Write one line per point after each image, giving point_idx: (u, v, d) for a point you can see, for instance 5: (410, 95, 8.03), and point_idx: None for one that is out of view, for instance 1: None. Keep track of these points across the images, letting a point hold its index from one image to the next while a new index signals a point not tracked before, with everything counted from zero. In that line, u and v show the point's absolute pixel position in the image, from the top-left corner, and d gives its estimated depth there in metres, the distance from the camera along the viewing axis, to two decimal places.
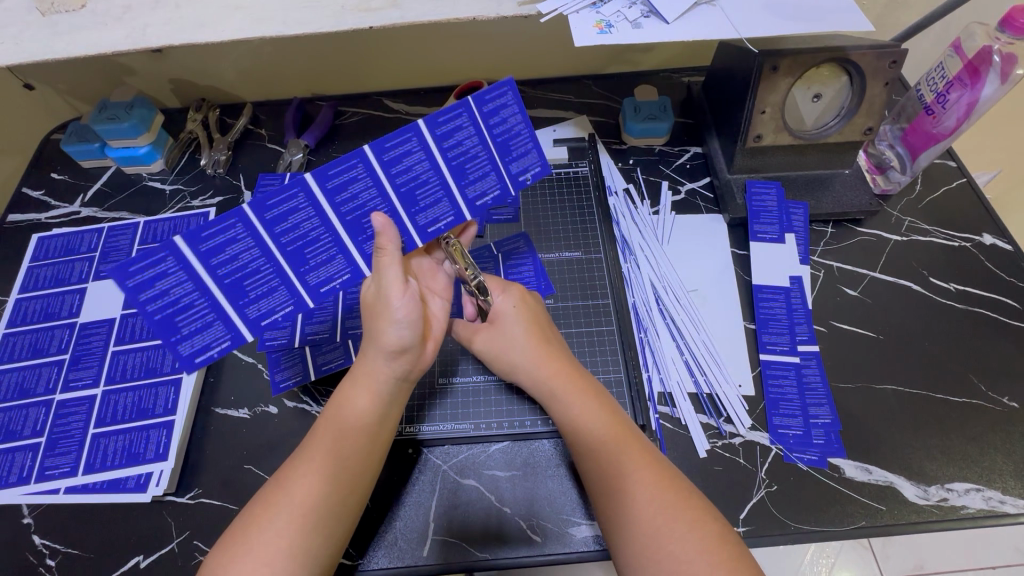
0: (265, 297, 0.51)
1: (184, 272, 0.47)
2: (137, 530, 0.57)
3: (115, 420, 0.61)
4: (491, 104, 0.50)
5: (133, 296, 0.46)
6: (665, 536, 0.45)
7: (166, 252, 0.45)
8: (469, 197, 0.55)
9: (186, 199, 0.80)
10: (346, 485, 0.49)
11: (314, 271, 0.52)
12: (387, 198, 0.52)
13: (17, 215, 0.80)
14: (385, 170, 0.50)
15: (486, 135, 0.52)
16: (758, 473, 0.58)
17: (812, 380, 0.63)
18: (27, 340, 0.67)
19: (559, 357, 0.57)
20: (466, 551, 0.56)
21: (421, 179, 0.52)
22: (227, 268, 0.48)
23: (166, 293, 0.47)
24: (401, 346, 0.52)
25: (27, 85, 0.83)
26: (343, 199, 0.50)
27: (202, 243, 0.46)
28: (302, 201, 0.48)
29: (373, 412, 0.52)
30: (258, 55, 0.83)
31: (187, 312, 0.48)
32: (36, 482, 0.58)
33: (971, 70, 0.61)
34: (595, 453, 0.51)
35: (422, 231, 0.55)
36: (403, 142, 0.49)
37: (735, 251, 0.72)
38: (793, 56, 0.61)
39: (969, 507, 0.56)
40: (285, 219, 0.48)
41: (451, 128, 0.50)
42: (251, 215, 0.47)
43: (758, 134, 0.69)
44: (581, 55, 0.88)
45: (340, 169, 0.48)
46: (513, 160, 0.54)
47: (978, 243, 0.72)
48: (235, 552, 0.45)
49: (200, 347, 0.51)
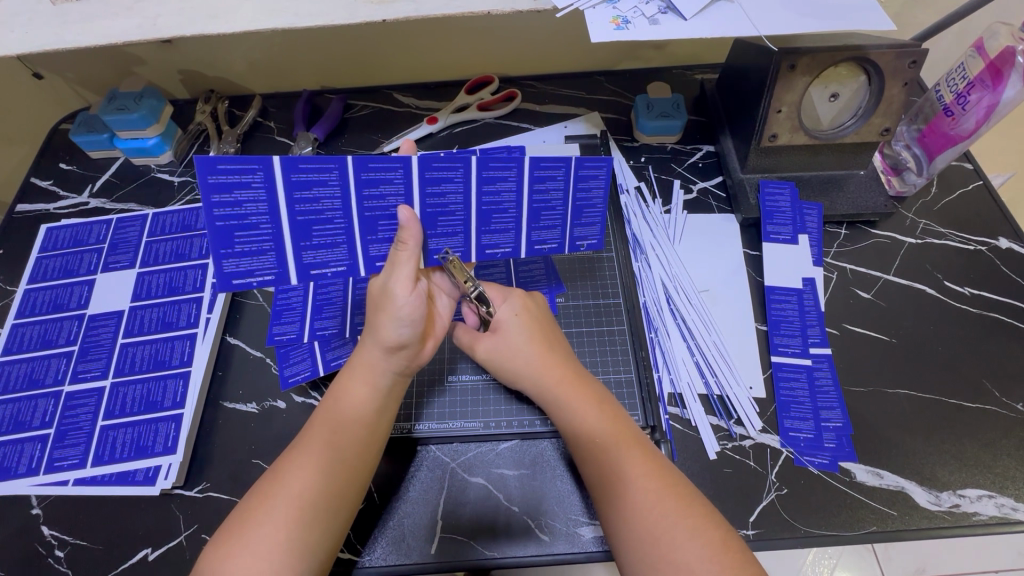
0: (325, 248, 0.52)
1: (266, 192, 0.47)
2: (145, 523, 0.57)
3: (124, 412, 0.61)
4: (588, 171, 0.53)
5: (209, 193, 0.45)
6: (670, 541, 0.45)
7: (259, 167, 0.45)
8: (532, 238, 0.58)
9: (194, 191, 0.79)
10: (346, 474, 0.50)
11: (378, 242, 0.53)
12: (467, 209, 0.54)
13: (26, 205, 0.80)
14: (478, 184, 0.52)
15: (569, 194, 0.55)
16: (768, 476, 0.58)
17: (824, 384, 0.62)
18: (37, 332, 0.67)
19: (559, 362, 0.57)
20: (475, 549, 0.56)
21: (501, 206, 0.55)
22: (305, 207, 0.49)
23: (239, 205, 0.47)
24: (399, 342, 0.52)
25: (36, 74, 0.82)
26: (433, 193, 0.51)
27: (296, 173, 0.46)
28: (398, 176, 0.49)
29: (369, 405, 0.52)
30: (268, 47, 0.82)
31: (249, 231, 0.48)
32: (44, 473, 0.58)
33: (993, 71, 0.60)
34: (596, 458, 0.51)
35: (479, 249, 0.57)
36: (503, 170, 0.52)
37: (747, 252, 0.72)
38: (812, 55, 0.60)
39: (981, 513, 0.56)
40: (375, 186, 0.49)
41: (546, 176, 0.53)
42: (350, 168, 0.47)
43: (773, 133, 0.68)
44: (594, 51, 0.88)
45: (445, 166, 0.50)
46: (579, 224, 0.58)
47: (993, 247, 0.71)
48: (233, 547, 0.45)
49: (243, 271, 0.51)
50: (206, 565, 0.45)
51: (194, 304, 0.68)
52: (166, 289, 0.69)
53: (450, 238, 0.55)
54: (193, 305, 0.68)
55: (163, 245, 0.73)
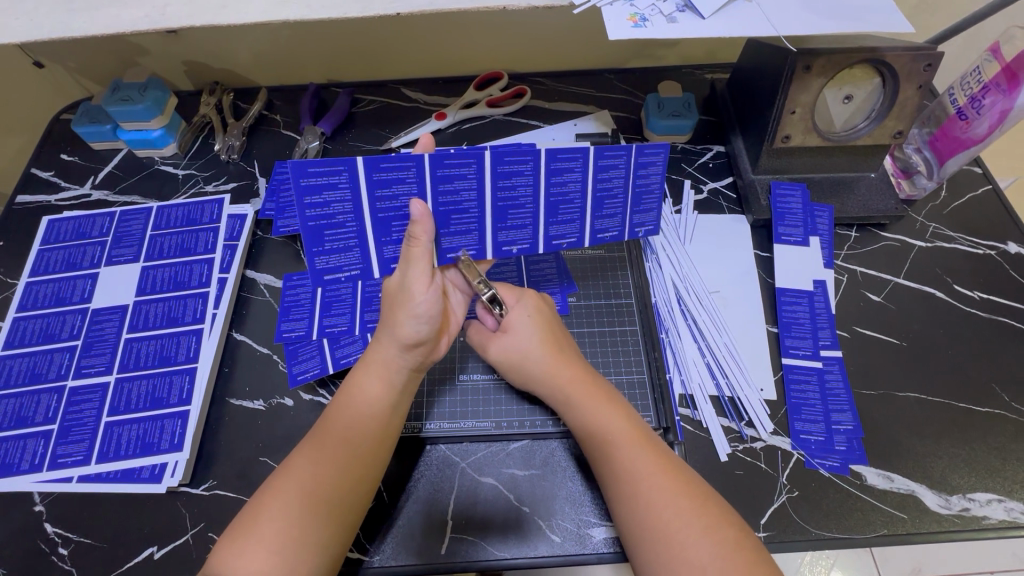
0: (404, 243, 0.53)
1: (350, 191, 0.48)
2: (151, 521, 0.56)
3: (129, 409, 0.60)
4: (649, 157, 0.53)
5: (301, 196, 0.48)
6: (681, 540, 0.45)
7: (345, 168, 0.47)
8: (595, 228, 0.57)
9: (199, 184, 0.78)
10: (360, 467, 0.49)
11: (451, 236, 0.54)
12: (536, 201, 0.54)
13: (26, 196, 0.78)
14: (546, 176, 0.53)
15: (630, 181, 0.55)
16: (779, 478, 0.58)
17: (835, 386, 0.62)
18: (39, 325, 0.65)
19: (564, 363, 0.57)
20: (485, 549, 0.56)
21: (567, 197, 0.55)
22: (386, 205, 0.50)
23: (327, 205, 0.49)
24: (417, 338, 0.51)
25: (37, 62, 0.81)
26: (504, 186, 0.52)
27: (378, 172, 0.48)
28: (472, 171, 0.50)
29: (383, 401, 0.52)
30: (274, 39, 0.81)
31: (336, 229, 0.50)
32: (48, 470, 0.57)
33: (1009, 75, 0.60)
34: (609, 458, 0.51)
35: (547, 241, 0.57)
36: (570, 160, 0.52)
37: (758, 253, 0.71)
38: (827, 56, 0.60)
39: (990, 517, 0.56)
40: (449, 181, 0.50)
41: (610, 165, 0.53)
42: (427, 165, 0.49)
43: (786, 134, 0.68)
44: (604, 48, 0.87)
45: (515, 159, 0.51)
46: (637, 211, 0.57)
47: (1003, 251, 0.72)
48: (244, 540, 0.44)
49: (332, 266, 0.53)
50: (214, 557, 0.44)
51: (200, 299, 0.67)
52: (172, 283, 0.68)
53: (521, 231, 0.56)
54: (200, 301, 0.67)
55: (168, 240, 0.72)
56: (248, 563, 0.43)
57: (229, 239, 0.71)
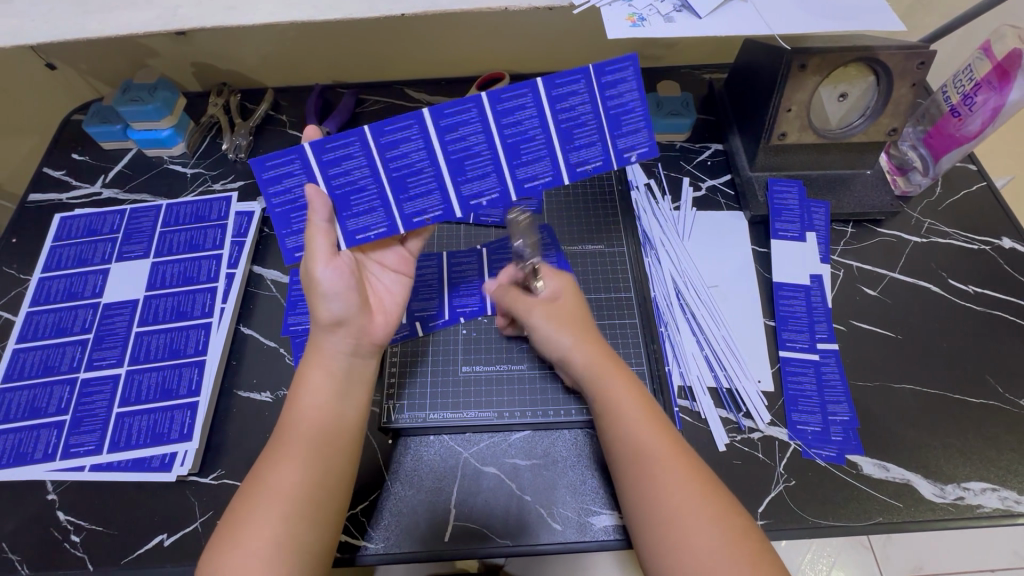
0: (422, 197, 0.55)
1: (366, 156, 0.53)
2: (161, 510, 0.57)
3: (139, 400, 0.62)
4: (612, 75, 0.52)
5: (264, 189, 0.53)
6: (684, 534, 0.46)
7: (356, 136, 0.52)
8: (570, 161, 0.55)
9: (207, 182, 0.80)
10: (322, 459, 0.50)
11: (470, 182, 0.55)
12: (493, 146, 0.54)
13: (39, 195, 0.80)
14: (496, 119, 0.53)
15: (598, 105, 0.53)
16: (776, 468, 0.59)
17: (831, 378, 0.63)
18: (51, 320, 0.67)
19: (594, 343, 0.58)
20: (487, 537, 0.57)
21: (580, 120, 0.53)
22: (397, 162, 0.53)
23: (289, 192, 0.53)
24: (335, 318, 0.53)
25: (49, 64, 0.83)
26: (509, 123, 0.53)
27: (383, 135, 0.52)
28: (473, 115, 0.52)
29: (329, 395, 0.52)
30: (281, 41, 0.83)
31: (361, 193, 0.54)
32: (60, 459, 0.59)
33: (1001, 73, 0.61)
34: (630, 435, 0.52)
35: (518, 185, 0.56)
36: (571, 82, 0.51)
37: (756, 248, 0.73)
38: (821, 55, 0.61)
39: (985, 506, 0.57)
40: (455, 129, 0.53)
41: (568, 92, 0.52)
42: (428, 118, 0.52)
43: (782, 132, 0.69)
44: (604, 49, 0.89)
45: (456, 109, 0.52)
46: (619, 134, 0.55)
47: (997, 247, 0.73)
48: (228, 547, 0.46)
49: (361, 227, 0.55)
50: (206, 565, 0.46)
51: (208, 294, 0.68)
52: (181, 279, 0.70)
53: (486, 180, 0.55)
54: (208, 295, 0.68)
55: (177, 236, 0.73)
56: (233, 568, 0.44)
57: (237, 236, 0.73)
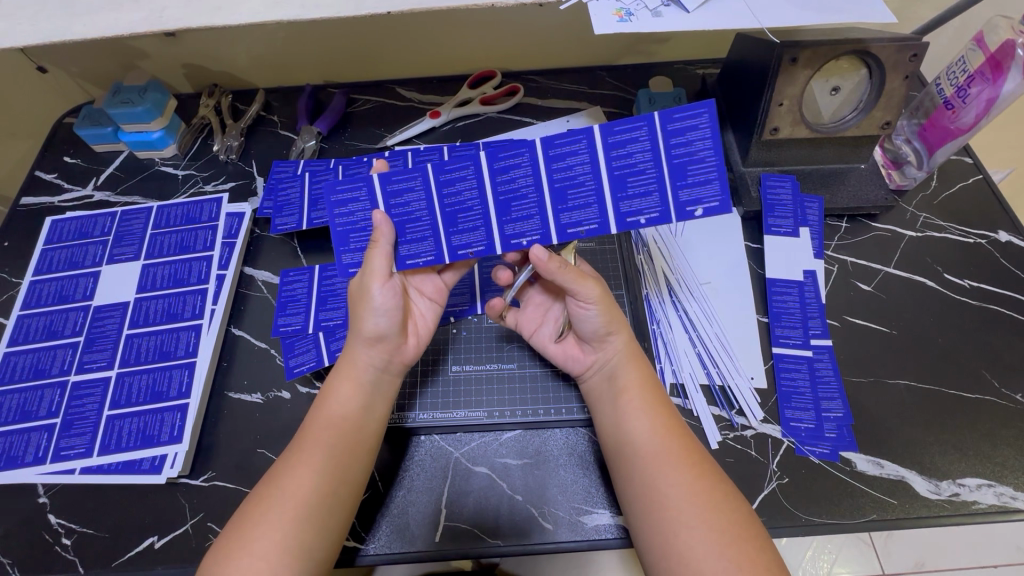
0: (415, 243, 0.53)
1: (372, 203, 0.52)
2: (152, 512, 0.57)
3: (130, 402, 0.62)
4: (678, 124, 0.47)
5: (331, 210, 0.53)
6: (677, 527, 0.45)
7: (363, 183, 0.51)
8: (622, 209, 0.50)
9: (198, 184, 0.80)
10: (342, 468, 0.50)
11: (459, 234, 0.52)
12: (540, 190, 0.50)
13: (31, 198, 0.80)
14: (546, 163, 0.49)
15: (659, 154, 0.48)
16: (770, 465, 0.58)
17: (825, 375, 0.63)
18: (42, 323, 0.67)
19: (627, 335, 0.57)
20: (478, 538, 0.56)
21: (576, 180, 0.50)
22: (398, 207, 0.52)
23: (352, 216, 0.53)
24: (377, 332, 0.54)
25: (40, 67, 0.82)
26: (503, 180, 0.50)
27: (389, 184, 0.51)
28: (471, 172, 0.50)
29: (354, 404, 0.53)
30: (271, 41, 0.82)
31: (361, 232, 0.54)
32: (51, 462, 0.59)
33: (994, 65, 0.60)
34: (632, 423, 0.52)
35: (562, 229, 0.51)
36: (573, 143, 0.48)
37: (749, 244, 0.72)
38: (813, 48, 0.60)
39: (980, 502, 0.56)
40: (452, 184, 0.50)
41: (626, 139, 0.48)
42: (430, 173, 0.50)
43: (775, 126, 0.68)
44: (596, 45, 0.88)
45: (510, 153, 0.49)
46: (682, 186, 0.49)
47: (993, 240, 0.72)
48: (235, 548, 0.45)
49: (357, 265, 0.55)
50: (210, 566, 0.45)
51: (199, 295, 0.68)
52: (172, 281, 0.69)
53: (528, 222, 0.51)
54: (199, 297, 0.68)
55: (168, 238, 0.73)
56: (240, 570, 0.44)
57: (228, 237, 0.73)
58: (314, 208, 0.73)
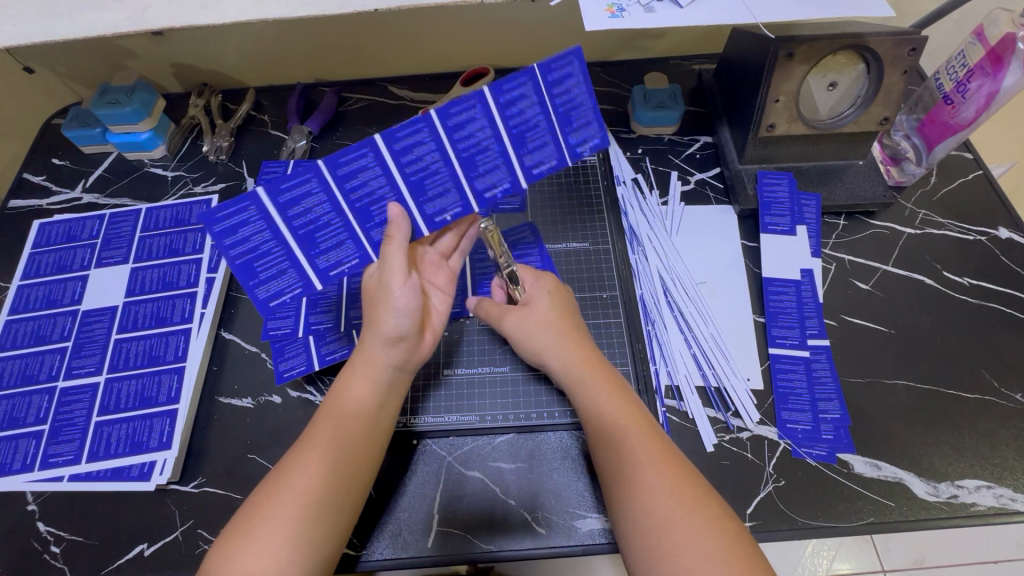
0: (334, 249, 0.52)
1: (264, 220, 0.49)
2: (141, 519, 0.57)
3: (119, 408, 0.61)
4: (557, 73, 0.48)
5: (219, 240, 0.49)
6: (662, 556, 0.44)
7: (250, 202, 0.47)
8: (527, 164, 0.53)
9: (188, 185, 0.79)
10: (350, 468, 0.49)
11: (378, 227, 0.53)
12: (448, 162, 0.51)
13: (18, 201, 0.79)
14: (446, 133, 0.49)
15: (546, 102, 0.50)
16: (766, 468, 0.58)
17: (822, 375, 0.62)
18: (30, 327, 0.66)
19: (578, 349, 0.57)
20: (471, 542, 0.56)
21: (480, 145, 0.51)
22: (299, 217, 0.49)
23: (247, 241, 0.49)
24: (399, 333, 0.52)
25: (27, 68, 0.81)
26: (409, 160, 0.50)
27: (281, 193, 0.48)
28: (371, 161, 0.49)
29: (369, 401, 0.52)
30: (260, 39, 0.81)
31: (264, 257, 0.50)
32: (39, 469, 0.58)
33: (994, 58, 0.59)
34: (617, 448, 0.50)
35: (480, 197, 0.54)
36: (464, 109, 0.48)
37: (745, 243, 0.71)
38: (809, 43, 0.59)
39: (978, 504, 0.56)
40: (353, 177, 0.49)
41: (513, 96, 0.48)
42: (325, 171, 0.48)
43: (771, 123, 0.67)
44: (590, 41, 0.87)
45: (408, 131, 0.48)
46: (572, 130, 0.52)
47: (993, 237, 0.71)
48: (240, 544, 0.44)
49: (275, 293, 0.52)
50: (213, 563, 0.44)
51: (188, 299, 0.68)
52: (160, 284, 0.69)
53: (495, 173, 0.52)
54: (188, 300, 0.67)
55: (157, 241, 0.72)
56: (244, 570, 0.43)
57: None
58: None
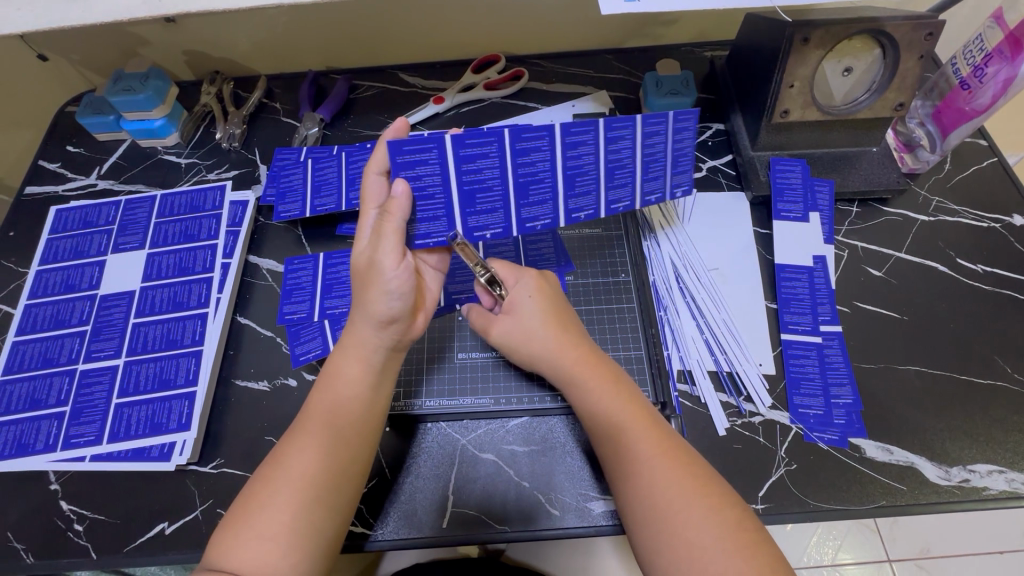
0: (485, 214, 0.55)
1: (440, 166, 0.50)
2: (162, 498, 0.58)
3: (138, 390, 0.62)
4: (683, 121, 0.54)
5: (396, 172, 0.50)
6: (661, 546, 0.45)
7: (435, 145, 0.48)
8: (645, 190, 0.58)
9: (202, 172, 0.79)
10: (347, 451, 0.50)
11: (529, 207, 0.56)
12: (598, 167, 0.55)
13: (34, 187, 0.80)
14: (604, 144, 0.53)
15: (671, 143, 0.55)
16: (777, 452, 0.58)
17: (834, 361, 0.62)
18: (49, 312, 0.67)
19: (578, 342, 0.57)
20: (484, 524, 0.57)
21: (621, 162, 0.55)
22: (471, 176, 0.51)
23: (420, 180, 0.50)
24: (391, 315, 0.51)
25: (41, 56, 0.82)
26: (571, 156, 0.53)
27: (463, 148, 0.49)
28: (546, 143, 0.51)
29: (365, 385, 0.52)
30: (272, 26, 0.81)
31: (427, 202, 0.52)
32: (61, 450, 0.59)
33: (1013, 42, 0.58)
34: (613, 437, 0.51)
35: (608, 207, 0.58)
36: (621, 127, 0.52)
37: (758, 230, 0.71)
38: (825, 27, 0.59)
39: (990, 488, 0.56)
40: (527, 154, 0.52)
41: (651, 130, 0.53)
42: (507, 139, 0.50)
43: (785, 109, 0.67)
44: (602, 28, 0.86)
45: (581, 129, 0.51)
46: (677, 172, 0.58)
47: (1008, 224, 0.71)
48: (241, 530, 0.46)
49: (422, 235, 0.54)
50: (216, 547, 0.46)
51: (204, 283, 0.68)
52: (176, 269, 0.69)
53: (624, 189, 0.57)
54: (204, 285, 0.68)
55: (172, 226, 0.73)
56: (247, 551, 0.45)
57: (232, 225, 0.72)
58: (318, 194, 0.72)
